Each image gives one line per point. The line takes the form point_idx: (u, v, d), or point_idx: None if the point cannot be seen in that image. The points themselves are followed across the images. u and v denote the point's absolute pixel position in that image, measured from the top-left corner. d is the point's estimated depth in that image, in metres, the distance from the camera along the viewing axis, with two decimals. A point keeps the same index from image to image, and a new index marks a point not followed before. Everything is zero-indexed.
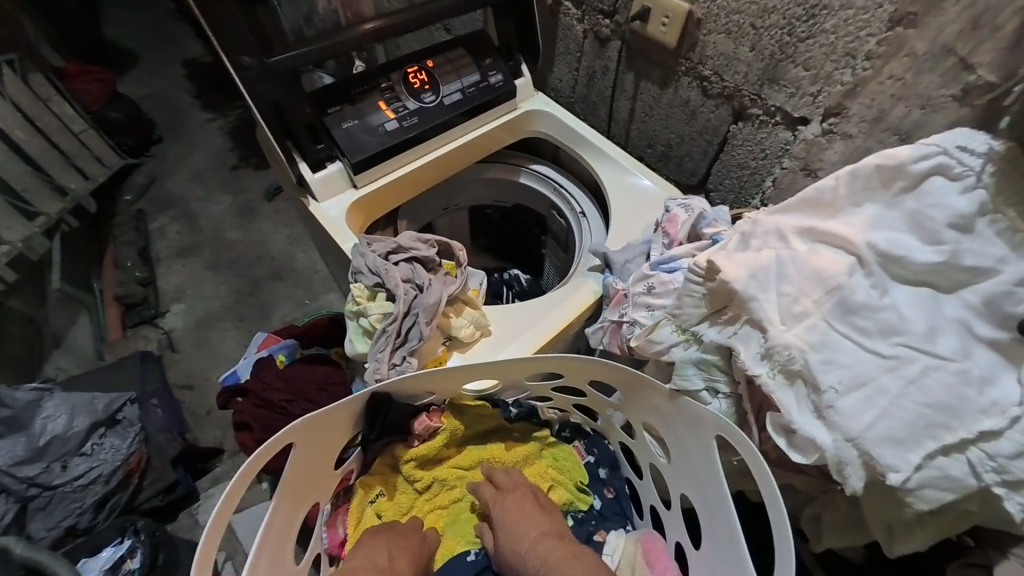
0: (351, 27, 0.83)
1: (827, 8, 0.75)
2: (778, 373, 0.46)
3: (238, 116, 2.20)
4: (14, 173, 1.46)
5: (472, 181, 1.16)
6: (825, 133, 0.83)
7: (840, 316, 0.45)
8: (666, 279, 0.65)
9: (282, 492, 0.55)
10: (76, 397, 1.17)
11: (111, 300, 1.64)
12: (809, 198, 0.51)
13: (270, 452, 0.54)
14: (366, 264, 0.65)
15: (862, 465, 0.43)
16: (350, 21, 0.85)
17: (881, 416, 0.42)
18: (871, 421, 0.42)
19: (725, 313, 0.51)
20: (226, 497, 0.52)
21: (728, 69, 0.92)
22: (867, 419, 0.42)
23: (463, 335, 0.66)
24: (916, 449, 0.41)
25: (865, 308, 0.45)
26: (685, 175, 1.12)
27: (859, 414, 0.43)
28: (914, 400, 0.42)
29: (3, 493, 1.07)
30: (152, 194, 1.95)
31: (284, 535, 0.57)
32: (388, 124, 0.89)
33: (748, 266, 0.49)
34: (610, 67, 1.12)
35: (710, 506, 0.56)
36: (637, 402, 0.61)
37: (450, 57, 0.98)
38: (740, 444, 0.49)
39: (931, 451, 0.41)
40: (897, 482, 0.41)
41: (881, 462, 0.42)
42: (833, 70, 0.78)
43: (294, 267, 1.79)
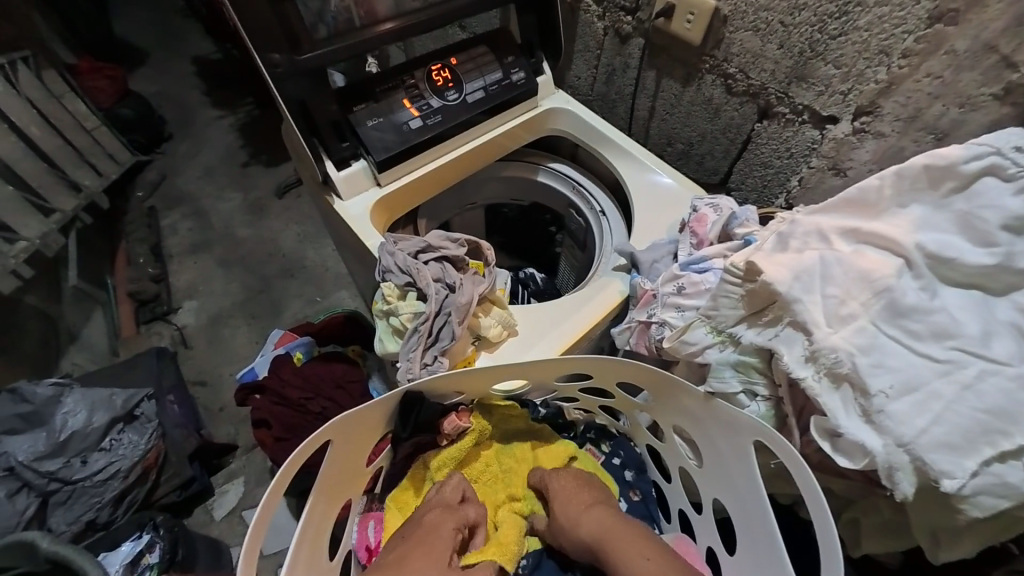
0: (377, 24, 0.82)
1: (861, 4, 0.73)
2: (824, 376, 0.46)
3: (248, 114, 2.21)
4: (30, 169, 1.46)
5: (489, 179, 1.16)
6: (856, 132, 0.82)
7: (889, 318, 0.44)
8: (696, 279, 0.65)
9: (318, 490, 0.55)
10: (94, 392, 1.17)
11: (125, 297, 1.65)
12: (850, 198, 0.50)
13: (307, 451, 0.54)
14: (395, 263, 0.65)
15: (914, 470, 0.42)
16: (374, 17, 0.84)
17: (935, 422, 0.42)
18: (925, 427, 0.42)
19: (764, 316, 0.51)
20: (265, 497, 0.52)
21: (754, 67, 0.91)
22: (919, 424, 0.42)
23: (491, 335, 0.66)
24: (972, 455, 0.41)
25: (917, 310, 0.44)
26: (706, 173, 1.11)
27: (911, 419, 0.42)
28: (968, 405, 0.41)
29: (23, 487, 1.07)
30: (164, 191, 1.96)
31: (318, 533, 0.57)
32: (411, 122, 0.89)
33: (789, 267, 0.48)
34: (631, 64, 1.11)
35: (744, 509, 0.55)
36: (666, 403, 0.60)
37: (472, 54, 0.97)
38: (779, 448, 0.48)
39: (987, 457, 0.40)
40: (951, 488, 0.41)
41: (935, 468, 0.41)
42: (865, 68, 0.77)
43: (306, 264, 1.79)
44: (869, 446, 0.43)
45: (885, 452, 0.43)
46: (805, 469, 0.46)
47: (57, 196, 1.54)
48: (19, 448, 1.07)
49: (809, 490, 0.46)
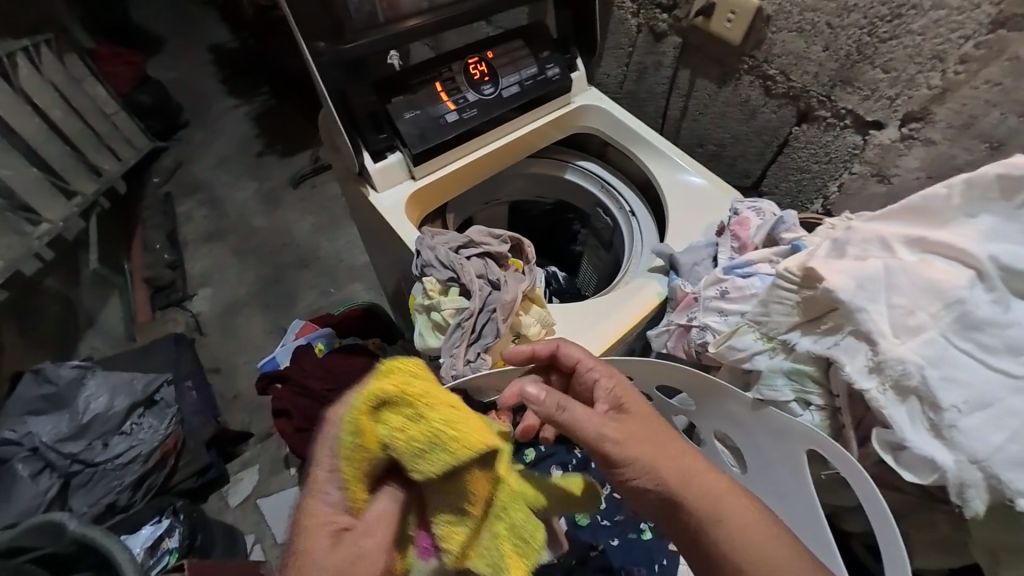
0: (416, 15, 0.81)
1: (916, 7, 0.72)
2: (889, 388, 0.45)
3: (265, 104, 2.21)
4: (53, 151, 1.46)
5: (516, 175, 1.14)
6: (904, 138, 0.81)
7: (960, 330, 0.44)
8: (741, 284, 0.63)
9: None
10: (115, 376, 1.18)
11: (141, 282, 1.65)
12: (913, 205, 0.49)
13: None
14: (438, 258, 0.65)
15: (989, 488, 0.42)
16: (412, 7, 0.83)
17: (1011, 438, 0.41)
18: (1000, 443, 0.41)
19: (823, 324, 0.50)
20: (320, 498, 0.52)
21: (796, 69, 0.89)
22: (996, 440, 0.41)
23: (531, 334, 0.65)
24: None
25: (991, 323, 0.43)
26: (738, 176, 1.10)
27: (986, 435, 0.41)
28: None
29: (47, 467, 1.08)
30: (181, 179, 1.96)
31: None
32: (447, 116, 0.88)
33: (853, 274, 0.47)
34: (664, 63, 1.09)
35: (796, 516, 0.56)
36: (709, 410, 0.60)
37: (507, 48, 0.96)
38: (840, 462, 0.48)
39: None
40: None
41: (1011, 487, 0.40)
42: (916, 73, 0.76)
43: (320, 256, 1.79)
44: (939, 461, 0.42)
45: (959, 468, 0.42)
46: (872, 487, 0.46)
47: (78, 180, 1.53)
48: (44, 429, 1.09)
49: (875, 507, 0.46)
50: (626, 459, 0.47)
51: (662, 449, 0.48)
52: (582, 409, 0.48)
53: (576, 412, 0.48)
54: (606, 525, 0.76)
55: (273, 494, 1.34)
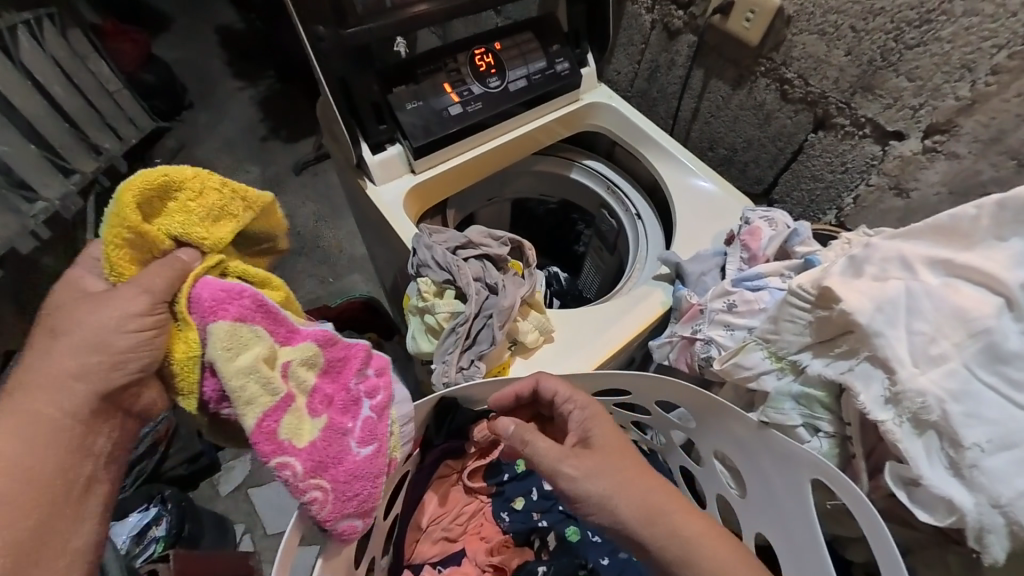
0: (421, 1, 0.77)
1: (947, 13, 0.68)
2: (907, 419, 0.42)
3: (270, 87, 2.17)
4: (51, 127, 1.43)
5: (520, 172, 1.11)
6: (926, 151, 0.78)
7: (985, 364, 0.41)
8: (750, 296, 0.61)
9: None
10: None
11: None
12: (939, 224, 0.46)
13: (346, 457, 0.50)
14: (434, 258, 0.62)
15: (1008, 528, 0.40)
16: None
17: None
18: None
19: (837, 346, 0.48)
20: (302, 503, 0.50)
21: (816, 73, 0.85)
22: (1020, 484, 0.39)
23: (528, 341, 0.64)
24: None
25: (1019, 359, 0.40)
26: (749, 182, 1.06)
27: (1009, 478, 0.39)
28: None
29: None
30: (182, 160, 1.94)
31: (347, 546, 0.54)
32: (452, 108, 0.85)
33: (871, 296, 0.45)
34: (677, 62, 1.05)
35: (796, 546, 0.53)
36: (711, 429, 0.57)
37: (516, 40, 0.92)
38: (847, 495, 0.46)
39: None
40: None
41: None
42: (942, 83, 0.72)
43: (320, 244, 1.77)
44: (957, 501, 0.40)
45: (982, 507, 0.40)
46: (881, 524, 0.43)
47: (77, 158, 1.50)
48: None
49: (884, 548, 0.44)
50: (577, 490, 0.47)
51: (628, 479, 0.48)
52: (539, 438, 0.50)
53: (539, 443, 0.50)
54: (596, 542, 0.74)
55: (264, 484, 1.31)
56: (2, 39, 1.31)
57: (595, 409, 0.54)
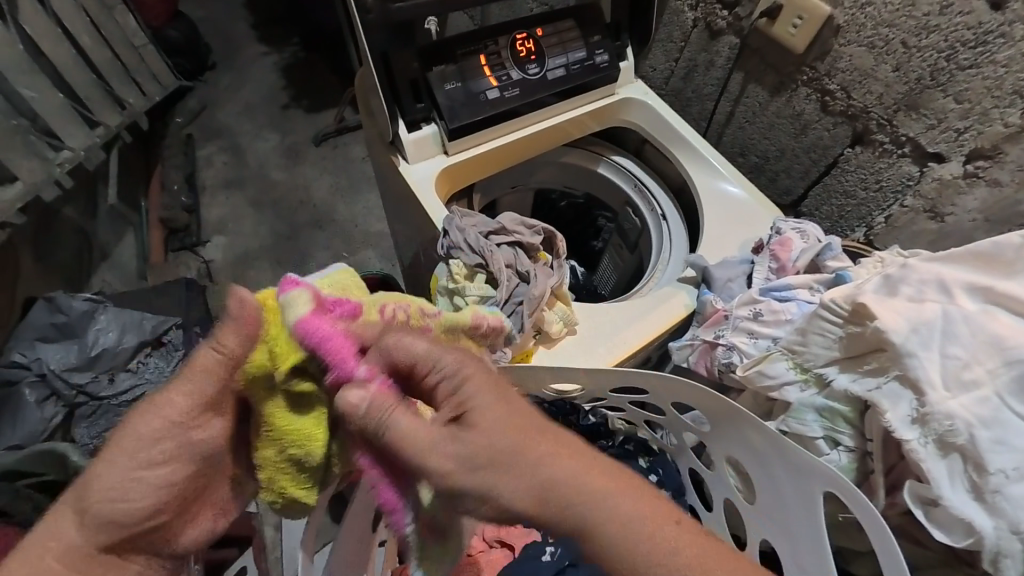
0: None
1: (1005, 36, 0.67)
2: (932, 441, 0.43)
3: (294, 54, 2.15)
4: (78, 77, 1.42)
5: (548, 163, 1.10)
6: (967, 176, 0.77)
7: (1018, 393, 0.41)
8: (777, 307, 0.61)
9: None
10: (126, 313, 1.18)
11: (157, 223, 1.65)
12: (983, 251, 0.46)
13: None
14: (467, 241, 0.63)
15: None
16: None
17: None
18: None
19: (867, 363, 0.48)
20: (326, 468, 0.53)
21: (860, 87, 0.84)
22: None
23: (552, 331, 0.65)
24: None
25: None
26: (778, 192, 1.06)
27: None
28: None
29: (53, 395, 1.08)
30: (204, 122, 1.94)
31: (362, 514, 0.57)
32: (489, 92, 0.85)
33: (907, 317, 0.45)
34: (716, 63, 1.03)
35: (801, 555, 0.54)
36: (726, 434, 0.58)
37: (558, 27, 0.91)
38: (859, 510, 0.46)
39: None
40: None
41: None
42: (991, 108, 0.71)
43: (335, 217, 1.77)
44: (977, 525, 0.41)
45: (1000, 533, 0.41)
46: (892, 540, 0.44)
47: (102, 111, 1.50)
48: (50, 357, 1.09)
49: (891, 562, 0.45)
50: (451, 494, 0.38)
51: (521, 467, 0.38)
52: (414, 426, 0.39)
53: (399, 429, 0.38)
54: None
55: None
56: None
57: (468, 374, 0.41)
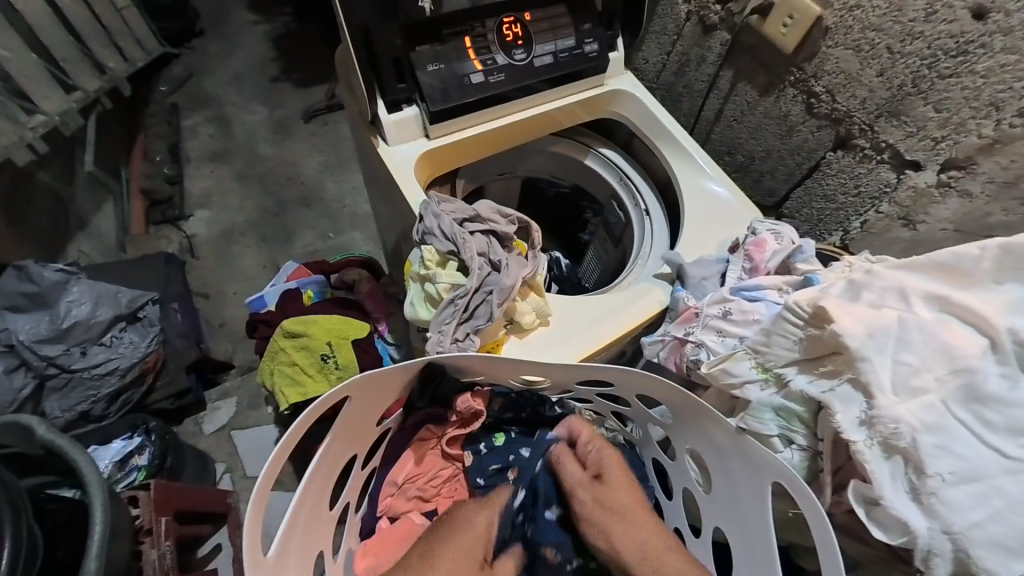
0: None
1: (985, 46, 0.67)
2: (878, 442, 0.44)
3: (286, 24, 2.08)
4: (54, 37, 1.35)
5: (535, 151, 1.09)
6: (941, 186, 0.78)
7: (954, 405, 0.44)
8: (746, 307, 0.62)
9: (337, 431, 0.57)
10: (101, 286, 1.14)
11: (137, 192, 1.61)
12: (943, 262, 0.47)
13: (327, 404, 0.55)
14: (440, 227, 0.64)
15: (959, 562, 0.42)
16: None
17: (994, 519, 0.41)
18: (981, 522, 0.41)
19: (822, 366, 0.50)
20: (287, 434, 0.55)
21: (845, 91, 0.84)
22: (975, 516, 0.41)
23: (525, 322, 0.65)
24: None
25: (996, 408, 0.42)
26: (762, 193, 1.06)
27: (967, 510, 0.41)
28: None
29: (23, 366, 1.06)
30: (189, 90, 1.88)
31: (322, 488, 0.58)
32: (473, 76, 0.83)
33: (866, 322, 0.47)
34: (708, 58, 1.02)
35: (750, 544, 0.56)
36: (689, 428, 0.59)
37: (548, 12, 0.89)
38: (805, 503, 0.48)
39: None
40: None
41: (982, 565, 0.41)
42: (968, 118, 0.72)
43: (323, 196, 1.74)
44: (912, 525, 0.43)
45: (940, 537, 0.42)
46: (832, 535, 0.46)
47: (80, 74, 1.44)
48: (22, 327, 1.06)
49: (828, 549, 0.46)
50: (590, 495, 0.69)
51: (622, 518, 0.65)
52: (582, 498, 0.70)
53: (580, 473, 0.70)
54: None
55: (248, 428, 1.35)
56: None
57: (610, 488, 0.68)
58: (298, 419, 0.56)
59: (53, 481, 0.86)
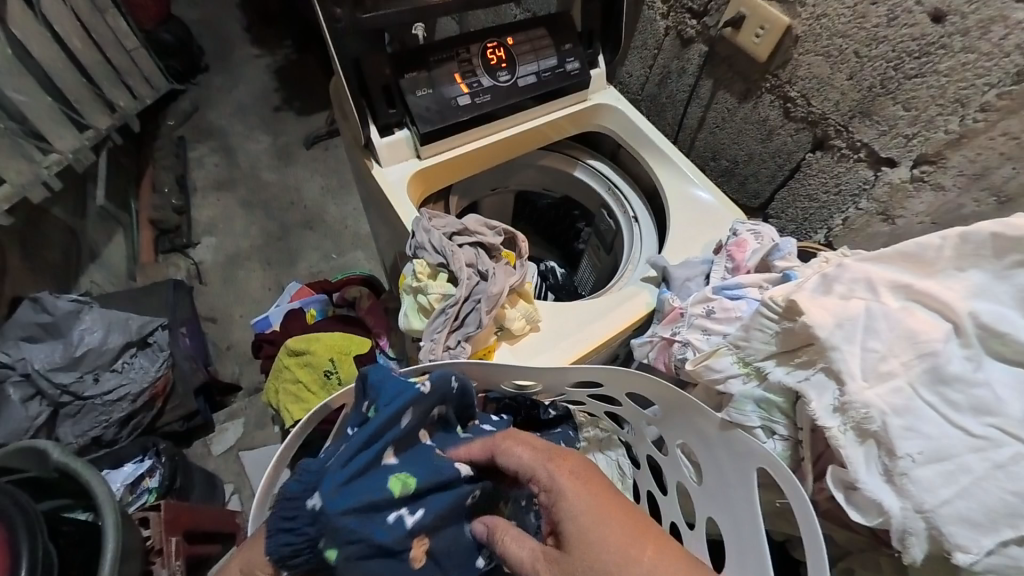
0: None
1: (946, 47, 0.70)
2: (849, 425, 0.49)
3: (287, 56, 2.18)
4: (68, 80, 1.42)
5: (525, 166, 1.13)
6: (914, 181, 0.81)
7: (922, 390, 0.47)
8: (728, 305, 0.64)
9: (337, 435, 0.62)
10: (113, 314, 1.18)
11: (147, 223, 1.67)
12: (908, 252, 0.50)
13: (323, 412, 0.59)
14: (431, 242, 0.67)
15: (932, 538, 0.46)
16: None
17: (961, 495, 0.44)
18: (950, 499, 0.44)
19: (798, 356, 0.53)
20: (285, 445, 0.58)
21: (818, 94, 0.87)
22: (942, 494, 0.45)
23: (515, 328, 0.68)
24: (992, 534, 0.43)
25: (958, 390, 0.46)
26: (747, 196, 1.09)
27: (936, 488, 0.45)
28: (997, 484, 0.44)
29: (38, 395, 1.10)
30: (196, 123, 1.96)
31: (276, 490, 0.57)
32: (460, 99, 0.87)
33: (834, 313, 0.50)
34: (687, 70, 1.06)
35: (740, 532, 0.58)
36: (676, 422, 0.61)
37: (529, 35, 0.94)
38: (787, 484, 0.51)
39: (1007, 538, 0.43)
40: (965, 562, 0.44)
41: (952, 540, 0.44)
42: (936, 115, 0.75)
43: (325, 218, 1.80)
44: (886, 505, 0.47)
45: (914, 515, 0.46)
46: (812, 512, 0.49)
47: (93, 113, 1.51)
48: (36, 356, 1.10)
49: (811, 532, 0.49)
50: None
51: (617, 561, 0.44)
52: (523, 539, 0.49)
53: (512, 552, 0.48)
54: None
55: (256, 448, 1.37)
56: None
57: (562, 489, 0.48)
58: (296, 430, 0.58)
59: (67, 503, 0.88)
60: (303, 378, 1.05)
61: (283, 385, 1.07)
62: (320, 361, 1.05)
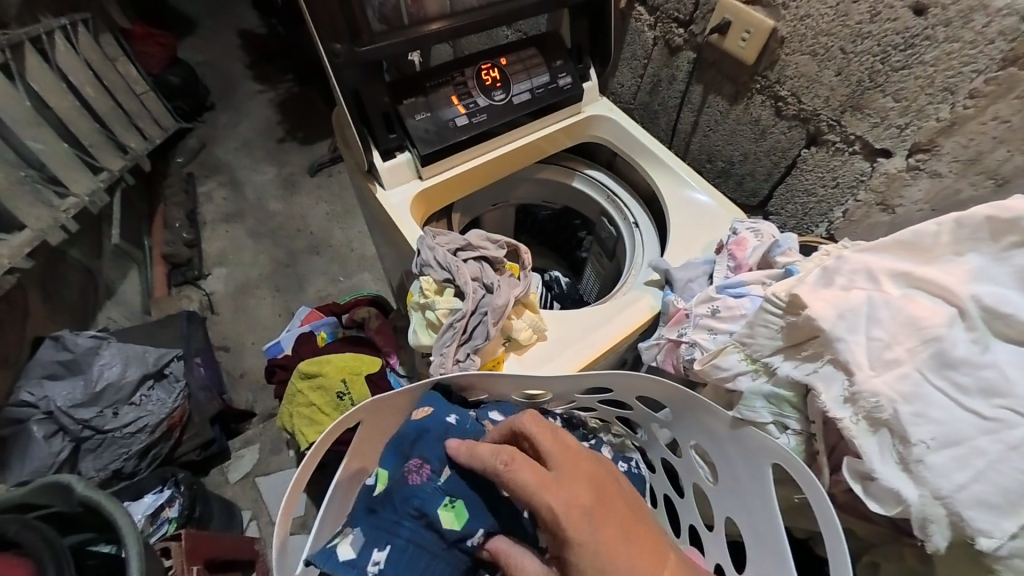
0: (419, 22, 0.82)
1: (930, 38, 0.71)
2: (859, 415, 0.49)
3: (288, 90, 2.26)
4: (84, 126, 1.48)
5: (524, 179, 1.15)
6: (910, 169, 0.81)
7: (931, 377, 0.47)
8: (732, 302, 0.64)
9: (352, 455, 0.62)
10: (130, 348, 1.21)
11: (160, 258, 1.71)
12: (905, 241, 0.51)
13: (338, 430, 0.59)
14: (436, 258, 0.69)
15: (952, 523, 0.46)
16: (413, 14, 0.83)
17: (977, 479, 0.44)
18: (967, 483, 0.44)
19: (803, 350, 0.54)
20: (299, 467, 0.58)
21: (808, 91, 0.88)
22: (959, 479, 0.44)
23: (522, 338, 0.69)
24: (1011, 516, 0.43)
25: (963, 372, 0.46)
26: (746, 194, 1.10)
27: (951, 473, 0.45)
28: (1014, 465, 0.43)
29: (60, 431, 1.12)
30: (203, 159, 2.02)
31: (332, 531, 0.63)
32: (457, 119, 0.90)
33: (835, 305, 0.51)
34: (678, 76, 1.08)
35: (759, 529, 0.58)
36: (687, 421, 0.62)
37: (520, 55, 0.97)
38: (802, 479, 0.52)
39: None
40: (986, 546, 0.44)
41: (972, 525, 0.44)
42: (926, 104, 0.75)
43: (331, 242, 1.84)
44: (903, 494, 0.47)
45: (930, 500, 0.46)
46: (831, 507, 0.49)
47: (106, 156, 1.55)
48: (58, 394, 1.12)
49: (830, 526, 0.50)
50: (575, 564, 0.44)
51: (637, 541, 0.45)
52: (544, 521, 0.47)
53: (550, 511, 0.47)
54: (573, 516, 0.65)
55: (271, 473, 1.38)
56: (41, 42, 1.39)
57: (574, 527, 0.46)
58: (310, 451, 0.59)
59: (91, 538, 0.89)
60: (315, 401, 1.07)
61: (296, 408, 1.09)
62: (332, 382, 1.06)
